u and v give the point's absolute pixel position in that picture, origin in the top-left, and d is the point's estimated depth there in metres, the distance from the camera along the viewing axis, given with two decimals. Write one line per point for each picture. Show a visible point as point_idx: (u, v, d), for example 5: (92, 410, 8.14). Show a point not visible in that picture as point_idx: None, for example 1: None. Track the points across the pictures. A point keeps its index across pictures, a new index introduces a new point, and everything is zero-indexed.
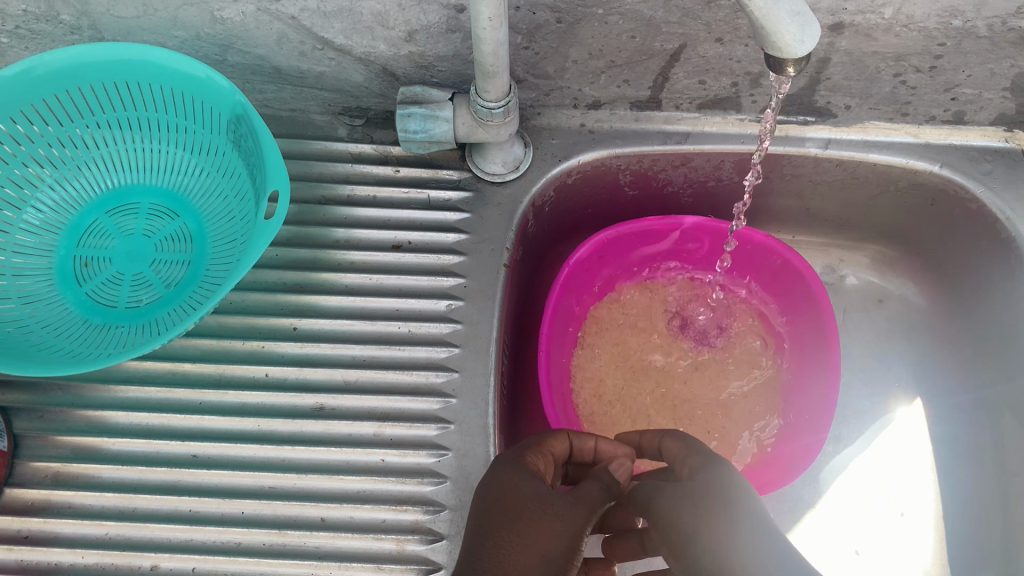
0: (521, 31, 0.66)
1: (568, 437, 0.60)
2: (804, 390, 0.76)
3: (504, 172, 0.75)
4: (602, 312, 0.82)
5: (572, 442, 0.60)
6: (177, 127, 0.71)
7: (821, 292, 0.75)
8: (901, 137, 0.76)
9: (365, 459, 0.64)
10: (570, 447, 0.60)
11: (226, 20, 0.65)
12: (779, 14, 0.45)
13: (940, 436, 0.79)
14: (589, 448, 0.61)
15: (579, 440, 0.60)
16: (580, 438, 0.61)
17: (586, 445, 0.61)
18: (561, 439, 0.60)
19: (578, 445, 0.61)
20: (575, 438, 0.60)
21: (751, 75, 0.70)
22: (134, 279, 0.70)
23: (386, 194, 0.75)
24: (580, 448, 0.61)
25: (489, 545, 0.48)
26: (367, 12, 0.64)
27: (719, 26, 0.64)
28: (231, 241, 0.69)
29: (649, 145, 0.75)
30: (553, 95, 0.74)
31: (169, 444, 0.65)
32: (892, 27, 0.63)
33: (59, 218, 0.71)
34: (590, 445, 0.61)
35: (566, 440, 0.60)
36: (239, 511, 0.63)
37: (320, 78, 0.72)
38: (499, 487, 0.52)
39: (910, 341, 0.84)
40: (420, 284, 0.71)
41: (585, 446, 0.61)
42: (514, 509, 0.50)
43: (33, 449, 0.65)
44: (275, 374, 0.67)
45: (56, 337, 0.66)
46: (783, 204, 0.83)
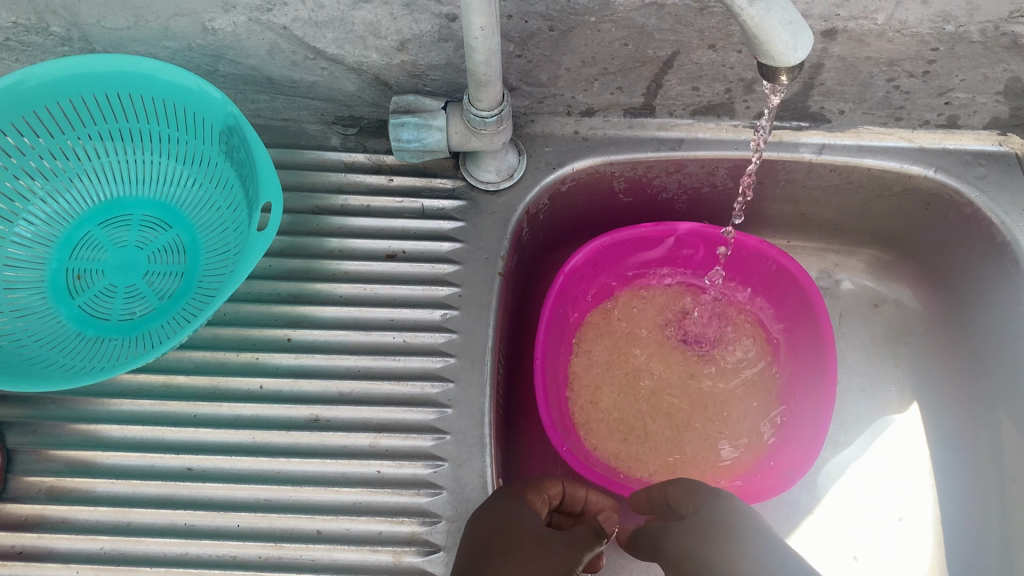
0: (514, 39, 0.65)
1: (562, 482, 0.63)
2: (801, 396, 0.76)
3: (497, 180, 0.74)
4: (598, 319, 0.82)
5: (565, 487, 0.63)
6: (169, 139, 0.71)
7: (817, 298, 0.75)
8: (895, 141, 0.75)
9: (361, 471, 0.64)
10: (563, 494, 0.63)
11: (218, 31, 0.65)
12: (772, 23, 0.45)
13: (939, 439, 0.79)
14: (580, 498, 0.64)
15: (571, 487, 0.64)
16: (572, 486, 0.64)
17: (578, 493, 0.64)
18: (556, 483, 0.62)
19: (570, 493, 0.63)
20: (569, 486, 0.63)
21: (744, 81, 0.70)
22: (126, 291, 0.69)
23: (380, 203, 0.74)
24: (573, 496, 0.63)
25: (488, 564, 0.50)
26: (359, 22, 0.63)
27: (712, 32, 0.64)
28: (225, 252, 0.69)
29: (643, 152, 0.75)
30: (547, 102, 0.74)
31: (164, 458, 0.65)
32: (885, 33, 0.63)
33: (51, 230, 0.71)
34: (581, 494, 0.64)
35: (560, 485, 0.62)
36: (235, 524, 0.63)
37: (313, 87, 0.72)
38: (497, 519, 0.53)
39: (907, 346, 0.84)
40: (415, 293, 0.71)
41: (577, 494, 0.64)
42: (508, 538, 0.51)
43: (27, 463, 0.65)
44: (269, 386, 0.67)
45: (48, 350, 0.65)
46: (778, 210, 0.83)
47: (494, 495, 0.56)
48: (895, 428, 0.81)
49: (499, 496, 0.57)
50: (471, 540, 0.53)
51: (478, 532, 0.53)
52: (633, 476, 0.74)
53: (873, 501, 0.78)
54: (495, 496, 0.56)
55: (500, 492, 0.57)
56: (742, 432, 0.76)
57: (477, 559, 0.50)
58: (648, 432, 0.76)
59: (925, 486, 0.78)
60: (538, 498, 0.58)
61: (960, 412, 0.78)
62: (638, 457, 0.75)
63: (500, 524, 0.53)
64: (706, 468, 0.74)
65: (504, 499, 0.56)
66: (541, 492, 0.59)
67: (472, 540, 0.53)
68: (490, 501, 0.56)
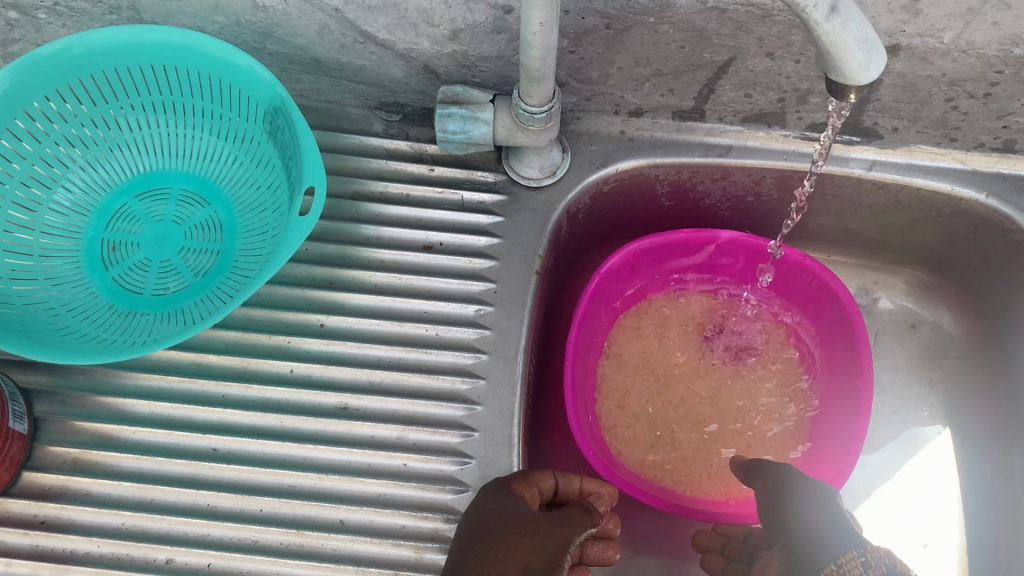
0: (568, 35, 0.64)
1: (554, 475, 0.61)
2: (833, 414, 0.75)
3: (540, 177, 0.73)
4: (630, 322, 0.81)
5: (557, 480, 0.61)
6: (212, 114, 0.70)
7: (856, 315, 0.74)
8: (947, 162, 0.74)
9: (387, 463, 0.63)
10: (556, 487, 0.61)
11: (268, 8, 0.64)
12: (846, 40, 0.44)
13: (970, 456, 0.78)
14: (574, 488, 0.62)
15: (563, 480, 0.61)
16: (565, 479, 0.61)
17: (572, 485, 0.62)
18: (546, 476, 0.60)
19: (564, 485, 0.61)
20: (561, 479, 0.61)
21: (799, 91, 0.68)
22: (161, 265, 0.69)
23: (419, 193, 0.74)
24: (566, 489, 0.61)
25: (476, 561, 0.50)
26: (412, 8, 0.62)
27: (772, 41, 0.62)
28: (264, 233, 0.68)
29: (689, 157, 0.74)
30: (595, 100, 0.73)
31: (191, 437, 0.64)
32: (950, 52, 0.62)
33: (88, 200, 0.70)
34: (575, 484, 0.62)
35: (550, 477, 0.60)
36: (258, 508, 0.62)
37: (359, 71, 0.71)
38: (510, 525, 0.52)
39: (942, 370, 0.82)
40: (450, 286, 0.70)
41: (570, 486, 0.61)
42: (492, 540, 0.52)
43: (53, 433, 0.64)
44: (300, 370, 0.66)
45: (79, 321, 0.65)
46: (822, 223, 0.82)
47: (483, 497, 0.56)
48: (924, 440, 0.80)
49: (493, 488, 0.57)
50: (461, 537, 0.53)
51: (463, 534, 0.53)
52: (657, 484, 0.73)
53: (899, 512, 0.78)
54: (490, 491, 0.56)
55: (490, 489, 0.56)
56: (771, 447, 0.75)
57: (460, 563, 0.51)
58: (675, 441, 0.75)
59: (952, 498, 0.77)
60: (526, 490, 0.57)
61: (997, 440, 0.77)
62: (663, 465, 0.74)
63: (485, 520, 0.53)
64: (732, 482, 0.73)
65: (500, 497, 0.55)
66: (530, 484, 0.58)
67: (460, 542, 0.53)
68: (480, 495, 0.56)
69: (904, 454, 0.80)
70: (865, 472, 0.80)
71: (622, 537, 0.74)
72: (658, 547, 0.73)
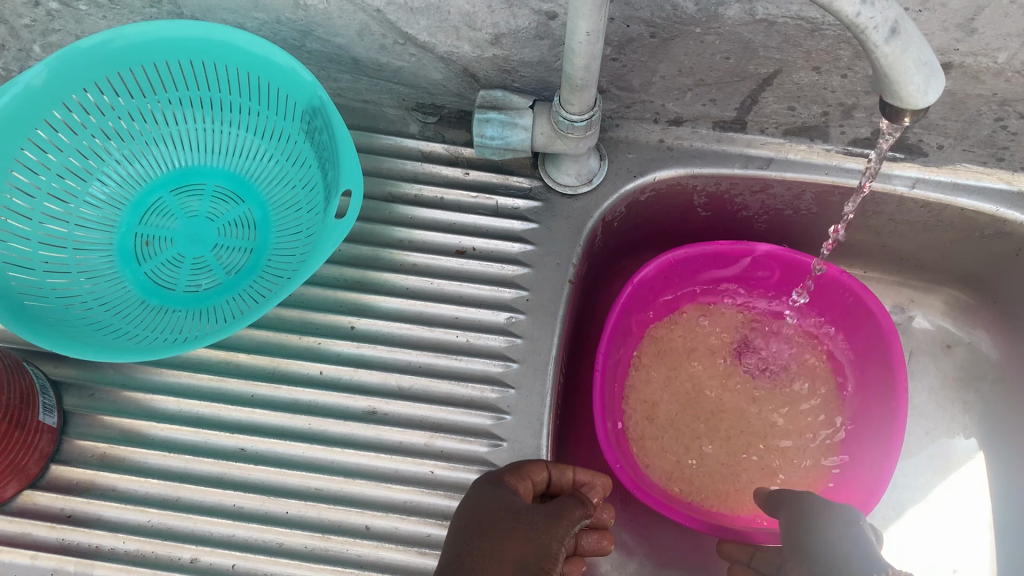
0: (612, 42, 0.63)
1: (547, 467, 0.59)
2: (865, 434, 0.74)
3: (576, 184, 0.72)
4: (661, 332, 0.80)
5: (551, 472, 0.59)
6: (249, 111, 0.70)
7: (892, 333, 0.72)
8: (992, 182, 0.72)
9: (414, 470, 0.63)
10: (550, 480, 0.59)
11: (310, 7, 0.64)
12: (905, 63, 0.42)
13: (1004, 474, 0.77)
14: (568, 480, 0.60)
15: (558, 472, 0.59)
16: (559, 471, 0.59)
17: (566, 477, 0.59)
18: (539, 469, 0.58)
19: (557, 477, 0.59)
20: (555, 471, 0.59)
21: (844, 106, 0.67)
22: (194, 262, 0.68)
23: (454, 196, 0.73)
24: (560, 480, 0.59)
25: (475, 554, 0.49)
26: (455, 11, 0.61)
27: (820, 55, 0.61)
28: (298, 233, 0.68)
29: (728, 168, 0.73)
30: (635, 108, 0.72)
31: (218, 436, 0.64)
32: (1003, 72, 0.60)
33: (123, 194, 0.70)
34: (569, 476, 0.59)
35: (544, 469, 0.59)
36: (284, 511, 0.62)
37: (398, 72, 0.70)
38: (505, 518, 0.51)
39: (978, 393, 0.81)
40: (482, 293, 0.69)
41: (564, 478, 0.59)
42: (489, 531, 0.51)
43: (82, 427, 0.64)
44: (329, 372, 0.66)
45: (112, 316, 0.65)
46: (860, 239, 0.81)
47: (477, 487, 0.55)
48: (955, 451, 0.79)
49: (486, 482, 0.55)
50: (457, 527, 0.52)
51: (460, 523, 0.52)
52: (683, 498, 0.72)
53: (929, 524, 0.77)
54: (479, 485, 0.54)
55: (481, 482, 0.55)
56: (800, 465, 0.74)
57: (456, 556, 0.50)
58: (703, 455, 0.74)
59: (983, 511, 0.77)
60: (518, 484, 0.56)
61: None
62: (690, 479, 0.73)
63: (480, 513, 0.52)
64: None
65: (495, 489, 0.54)
66: (522, 477, 0.57)
67: (455, 533, 0.52)
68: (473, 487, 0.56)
69: (934, 466, 0.79)
70: (896, 485, 0.78)
71: (647, 550, 0.73)
72: (683, 563, 0.72)
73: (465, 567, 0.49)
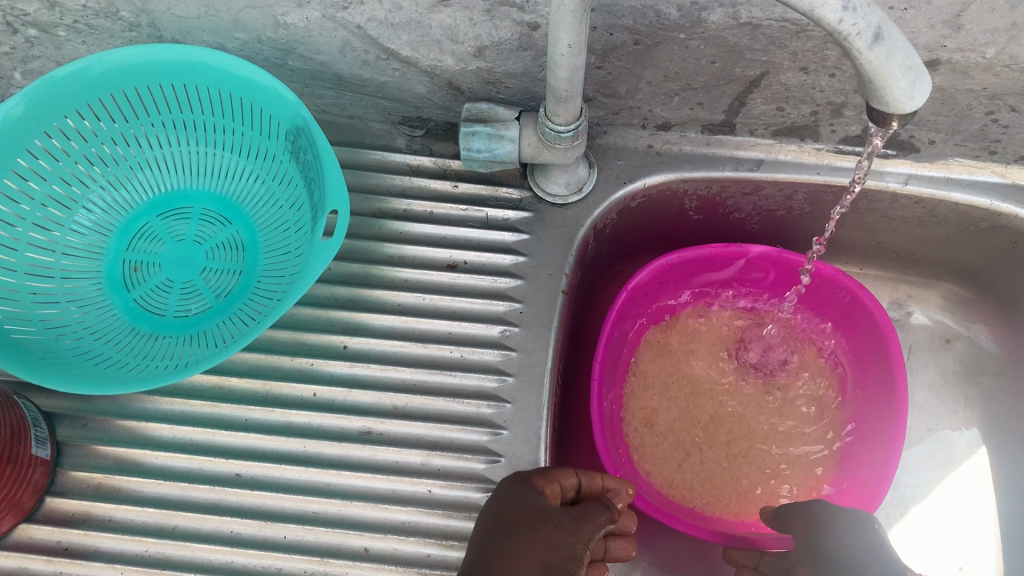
0: (596, 51, 0.63)
1: (578, 474, 0.59)
2: (866, 432, 0.73)
3: (566, 194, 0.72)
4: (657, 337, 0.80)
5: (580, 480, 0.59)
6: (233, 131, 0.69)
7: (890, 331, 0.72)
8: (985, 175, 0.71)
9: (412, 490, 0.62)
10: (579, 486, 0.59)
11: (290, 25, 0.63)
12: (890, 68, 0.42)
13: (1007, 464, 0.77)
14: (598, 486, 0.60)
15: (587, 479, 0.59)
16: (589, 477, 0.60)
17: (596, 483, 0.60)
18: (569, 475, 0.58)
19: (588, 484, 0.59)
20: (585, 478, 0.59)
21: (833, 105, 0.66)
22: (183, 286, 0.68)
23: (443, 210, 0.72)
24: (590, 487, 0.59)
25: (501, 553, 0.51)
26: (436, 25, 0.61)
27: (806, 55, 0.60)
28: (286, 253, 0.67)
29: (719, 172, 0.72)
30: (622, 114, 0.71)
31: (213, 462, 0.63)
32: (992, 67, 0.60)
33: (109, 220, 0.70)
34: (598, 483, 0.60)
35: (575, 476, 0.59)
36: (282, 535, 0.61)
37: (382, 87, 0.70)
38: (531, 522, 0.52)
39: (979, 387, 0.80)
40: (475, 307, 0.69)
41: (594, 485, 0.60)
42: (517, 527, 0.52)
43: (75, 458, 0.64)
44: (323, 394, 0.65)
45: (102, 344, 0.65)
46: (854, 236, 0.80)
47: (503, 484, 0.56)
48: (957, 445, 0.79)
49: (512, 480, 0.56)
50: (483, 526, 0.54)
51: (485, 519, 0.53)
52: (685, 505, 0.71)
53: (934, 520, 0.76)
54: (507, 483, 0.56)
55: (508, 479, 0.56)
56: (802, 466, 0.74)
57: (482, 550, 0.51)
58: (704, 460, 0.73)
59: (987, 502, 0.76)
60: (545, 487, 0.56)
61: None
62: (692, 486, 0.72)
63: (506, 513, 0.53)
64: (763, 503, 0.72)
65: (522, 489, 0.55)
66: (550, 479, 0.57)
67: (480, 528, 0.53)
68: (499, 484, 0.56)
69: (936, 459, 0.78)
70: (899, 482, 0.78)
71: (650, 558, 0.72)
72: (687, 569, 0.72)
73: (493, 566, 0.50)
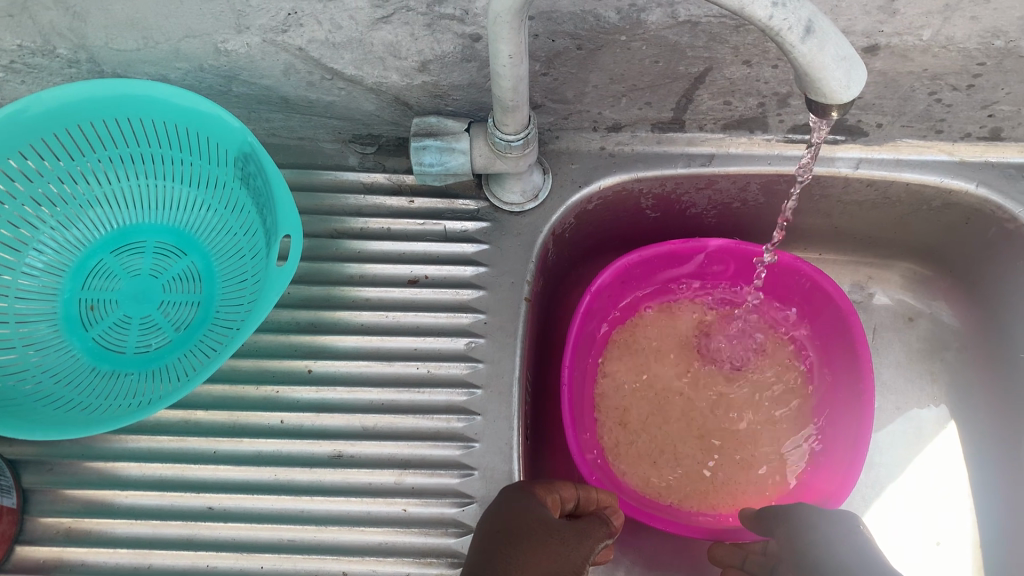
0: (540, 58, 0.63)
1: (575, 487, 0.60)
2: (836, 416, 0.74)
3: (522, 202, 0.72)
4: (624, 337, 0.80)
5: (579, 491, 0.60)
6: (182, 162, 0.68)
7: (852, 314, 0.73)
8: (934, 154, 0.72)
9: (387, 510, 0.62)
10: (577, 498, 0.60)
11: (230, 52, 0.62)
12: (824, 60, 0.42)
13: (976, 438, 0.78)
14: (593, 499, 0.61)
15: (584, 490, 0.61)
16: (585, 489, 0.61)
17: (592, 494, 0.61)
18: (568, 486, 0.59)
19: (585, 497, 0.60)
20: (582, 489, 0.60)
21: (779, 95, 0.66)
22: (141, 322, 0.67)
23: (401, 226, 0.72)
24: (586, 500, 0.60)
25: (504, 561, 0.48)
26: (377, 42, 0.61)
27: (748, 49, 0.60)
28: (243, 280, 0.67)
29: (672, 169, 0.72)
30: (572, 118, 0.71)
31: (185, 497, 0.63)
32: (930, 49, 0.60)
33: (62, 260, 0.69)
34: (594, 495, 0.61)
35: (572, 488, 0.60)
36: (258, 566, 0.61)
37: (329, 107, 0.69)
38: (530, 534, 0.50)
39: (945, 362, 0.81)
40: (439, 321, 0.68)
41: (590, 495, 0.61)
42: (515, 537, 0.50)
43: (42, 504, 0.63)
44: (291, 421, 0.65)
45: (63, 387, 0.63)
46: (811, 223, 0.81)
47: (499, 508, 0.54)
48: (928, 421, 0.80)
49: (507, 500, 0.54)
50: (480, 544, 0.51)
51: (484, 541, 0.51)
52: (663, 502, 0.72)
53: (910, 499, 0.77)
54: (504, 505, 0.54)
55: (504, 500, 0.55)
56: (776, 455, 0.74)
57: (484, 560, 0.49)
58: (679, 456, 0.73)
59: (959, 478, 0.77)
60: (546, 496, 0.56)
61: (1004, 422, 0.76)
62: (668, 483, 0.72)
63: (506, 530, 0.51)
64: (740, 495, 0.72)
65: (513, 506, 0.53)
66: (551, 489, 0.57)
67: (480, 547, 0.51)
68: (496, 507, 0.54)
69: (907, 439, 0.79)
70: (872, 462, 0.79)
71: (633, 558, 0.73)
72: (670, 567, 0.72)
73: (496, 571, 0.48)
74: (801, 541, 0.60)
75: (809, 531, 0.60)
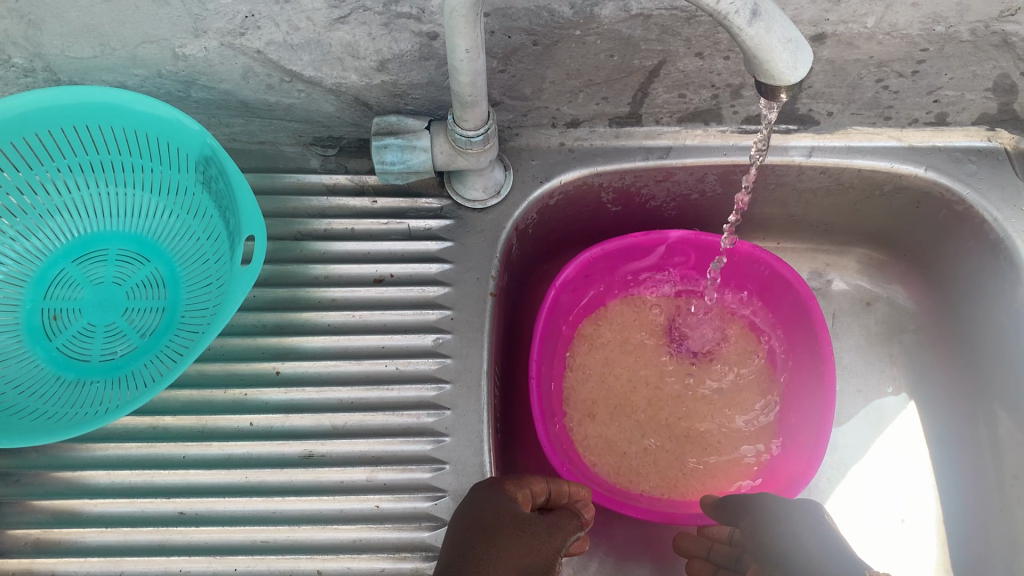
0: (497, 54, 0.64)
1: (546, 481, 0.61)
2: (799, 400, 0.75)
3: (484, 198, 0.73)
4: (590, 330, 0.81)
5: (550, 485, 0.61)
6: (142, 169, 0.68)
7: (810, 299, 0.75)
8: (884, 141, 0.74)
9: (360, 507, 0.62)
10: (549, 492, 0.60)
11: (188, 56, 0.63)
12: (771, 42, 0.43)
13: (931, 416, 0.80)
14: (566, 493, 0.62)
15: (555, 483, 0.61)
16: (557, 482, 0.61)
17: (564, 488, 0.62)
18: (538, 481, 0.60)
19: (557, 491, 0.61)
20: (553, 483, 0.61)
21: (732, 87, 0.68)
22: (106, 330, 0.67)
23: (365, 226, 0.73)
24: (557, 494, 0.61)
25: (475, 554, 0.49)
26: (335, 43, 0.61)
27: (699, 41, 0.62)
28: (208, 285, 0.66)
29: (631, 162, 0.74)
30: (531, 115, 0.72)
31: (155, 503, 0.62)
32: (874, 36, 0.62)
33: (23, 270, 0.68)
34: (566, 488, 0.62)
35: (543, 482, 0.60)
36: (233, 567, 0.61)
37: (289, 110, 0.70)
38: (500, 528, 0.51)
39: (903, 344, 0.83)
40: (406, 318, 0.69)
41: (562, 489, 0.61)
42: (487, 532, 0.50)
43: (10, 516, 0.62)
44: (260, 422, 0.65)
45: (27, 398, 0.63)
46: (768, 212, 0.82)
47: (469, 504, 0.54)
48: (890, 403, 0.81)
49: (478, 496, 0.55)
50: (451, 541, 0.51)
51: (456, 536, 0.51)
52: (634, 491, 0.73)
53: (871, 480, 0.79)
54: (474, 502, 0.54)
55: (475, 496, 0.55)
56: (743, 439, 0.75)
57: (458, 555, 0.49)
58: (648, 445, 0.74)
59: (920, 456, 0.79)
60: (517, 490, 0.56)
61: (956, 396, 0.78)
62: (637, 471, 0.73)
63: (478, 526, 0.51)
64: (708, 480, 0.73)
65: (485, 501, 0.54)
66: (522, 485, 0.58)
67: (453, 543, 0.51)
68: (468, 504, 0.54)
69: (869, 422, 0.81)
70: (837, 444, 0.80)
71: (606, 548, 0.73)
72: (643, 555, 0.73)
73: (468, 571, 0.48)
74: (763, 528, 0.61)
75: (772, 518, 0.61)
